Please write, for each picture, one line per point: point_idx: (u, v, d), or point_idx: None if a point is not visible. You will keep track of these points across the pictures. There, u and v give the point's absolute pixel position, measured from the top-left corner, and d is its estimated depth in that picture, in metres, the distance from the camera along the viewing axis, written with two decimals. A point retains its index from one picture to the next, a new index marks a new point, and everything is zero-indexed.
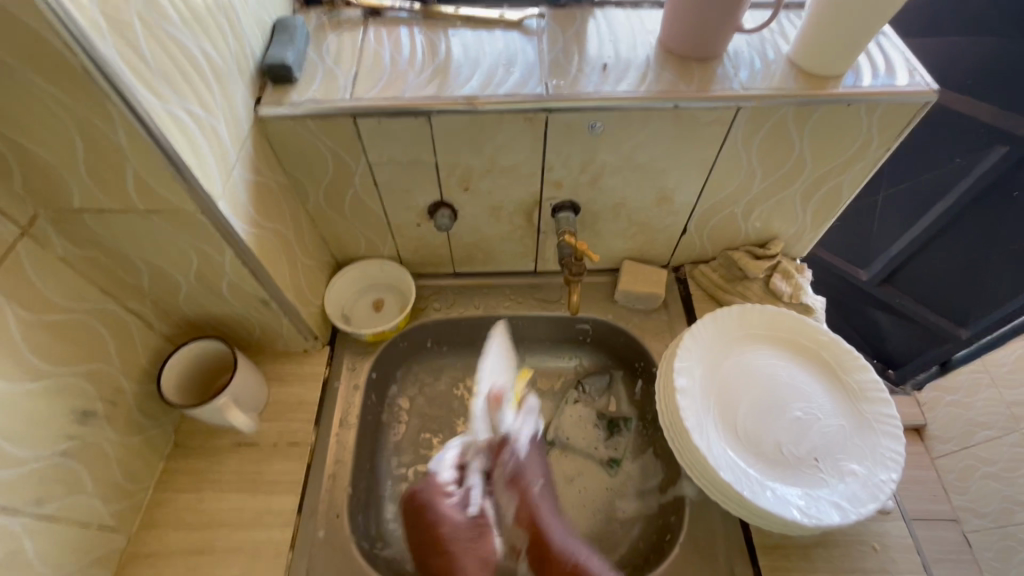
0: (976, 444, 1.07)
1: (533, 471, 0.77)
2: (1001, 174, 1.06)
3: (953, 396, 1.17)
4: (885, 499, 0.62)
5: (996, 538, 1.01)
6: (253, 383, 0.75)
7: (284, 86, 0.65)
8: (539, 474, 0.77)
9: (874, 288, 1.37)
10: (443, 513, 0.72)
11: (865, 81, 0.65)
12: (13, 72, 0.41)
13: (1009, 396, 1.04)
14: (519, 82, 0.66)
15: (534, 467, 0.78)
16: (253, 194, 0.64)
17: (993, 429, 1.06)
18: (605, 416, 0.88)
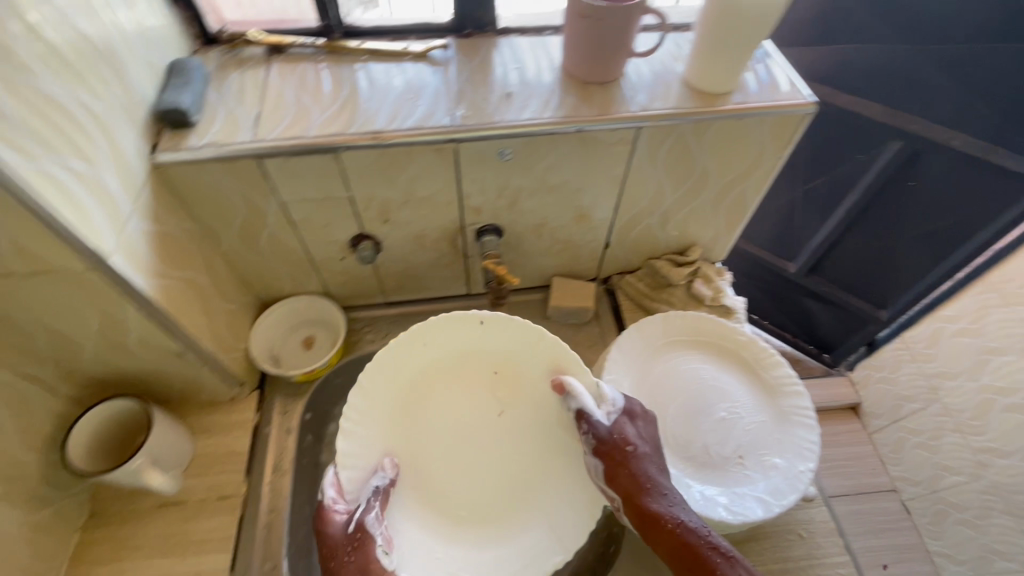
0: (905, 417, 1.13)
1: (638, 446, 0.61)
2: (897, 167, 1.16)
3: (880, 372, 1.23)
4: (804, 488, 0.66)
5: (929, 503, 1.06)
6: (174, 438, 0.71)
7: (182, 130, 0.63)
8: (645, 437, 0.62)
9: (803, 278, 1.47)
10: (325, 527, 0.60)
11: (752, 97, 0.70)
12: None
13: (929, 369, 1.10)
14: (425, 113, 0.66)
15: (640, 429, 0.62)
16: (155, 243, 0.61)
17: (917, 401, 1.11)
18: None
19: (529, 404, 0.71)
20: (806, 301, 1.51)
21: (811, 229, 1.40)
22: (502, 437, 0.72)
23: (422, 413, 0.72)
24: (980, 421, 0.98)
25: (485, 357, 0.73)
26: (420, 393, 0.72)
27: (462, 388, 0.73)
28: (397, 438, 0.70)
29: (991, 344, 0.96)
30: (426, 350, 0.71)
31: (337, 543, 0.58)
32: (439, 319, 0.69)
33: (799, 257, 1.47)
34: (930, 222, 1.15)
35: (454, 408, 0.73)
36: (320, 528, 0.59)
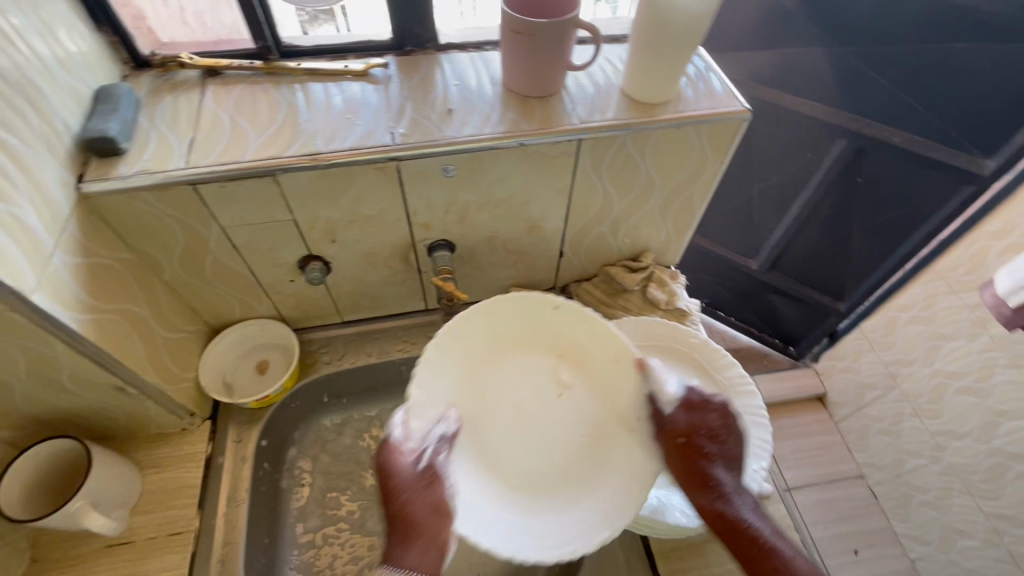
0: (869, 404, 1.19)
1: (694, 435, 0.64)
2: (844, 164, 1.20)
3: (844, 362, 1.28)
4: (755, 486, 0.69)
5: (894, 486, 1.15)
6: (117, 477, 0.69)
7: (110, 159, 0.62)
8: (702, 427, 0.64)
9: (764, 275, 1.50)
10: (392, 470, 0.60)
11: (688, 106, 0.71)
12: None
13: (887, 357, 1.14)
14: (365, 133, 0.66)
15: (700, 419, 0.64)
16: (84, 276, 0.59)
17: (878, 388, 1.17)
18: None
19: (594, 389, 0.70)
20: (768, 295, 1.54)
21: (769, 226, 1.43)
22: (564, 419, 0.69)
23: (485, 386, 0.71)
24: (937, 405, 1.03)
25: (557, 332, 0.71)
26: (490, 363, 0.72)
27: (529, 366, 0.72)
28: (465, 401, 0.69)
29: (942, 330, 1.00)
30: (498, 317, 0.71)
31: (407, 480, 0.60)
32: (513, 297, 0.70)
33: (760, 253, 1.49)
34: (878, 216, 1.19)
35: (518, 384, 0.71)
36: (390, 463, 0.60)
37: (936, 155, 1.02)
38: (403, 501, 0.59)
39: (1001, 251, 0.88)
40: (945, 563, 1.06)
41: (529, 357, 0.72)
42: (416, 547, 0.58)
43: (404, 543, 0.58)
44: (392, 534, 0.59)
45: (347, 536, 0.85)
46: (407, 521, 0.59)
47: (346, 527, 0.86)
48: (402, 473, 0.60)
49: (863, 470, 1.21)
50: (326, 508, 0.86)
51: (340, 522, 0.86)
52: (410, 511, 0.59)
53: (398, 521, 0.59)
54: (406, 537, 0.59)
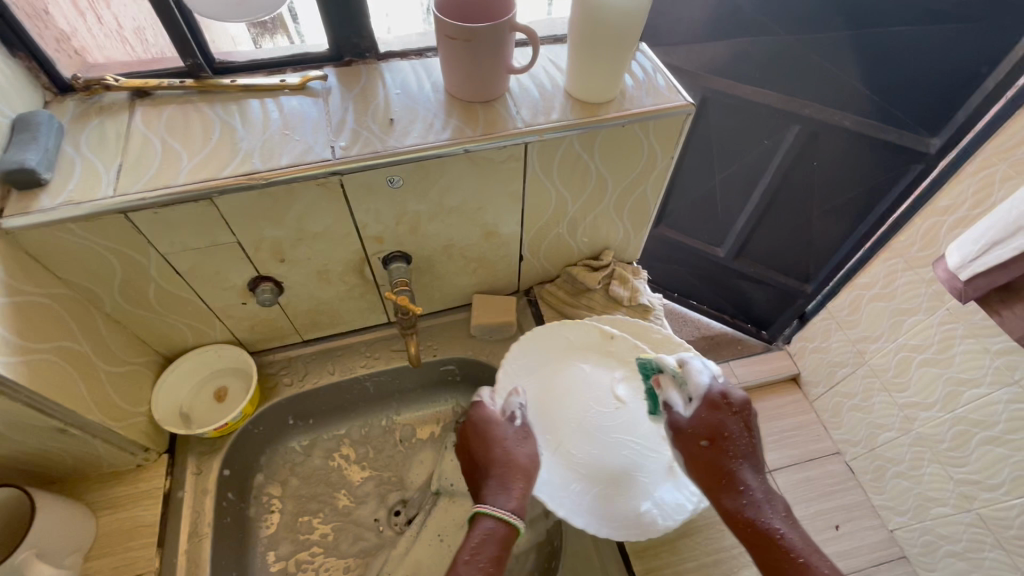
0: (841, 380, 1.20)
1: (719, 437, 0.63)
2: (800, 149, 1.22)
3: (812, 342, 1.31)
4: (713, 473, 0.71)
5: (869, 460, 1.14)
6: (66, 523, 0.65)
7: (32, 190, 0.59)
8: (727, 429, 0.64)
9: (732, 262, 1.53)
10: (485, 429, 0.68)
11: (633, 103, 0.71)
12: None
13: (853, 335, 1.17)
14: (304, 148, 0.64)
15: (724, 421, 0.64)
16: (11, 316, 0.56)
17: (848, 365, 1.18)
18: None
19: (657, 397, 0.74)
20: (737, 281, 1.57)
21: (732, 214, 1.44)
22: (632, 426, 0.72)
23: (561, 384, 0.75)
24: (903, 377, 1.05)
25: (623, 356, 0.77)
26: (568, 368, 0.76)
27: (598, 375, 0.75)
28: (540, 404, 0.74)
29: (902, 306, 1.03)
30: (562, 333, 0.78)
31: (505, 433, 0.67)
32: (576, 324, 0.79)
33: (727, 241, 1.51)
34: (834, 198, 1.24)
35: (588, 393, 0.74)
36: (484, 421, 0.68)
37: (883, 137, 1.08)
38: (504, 448, 0.66)
39: (952, 225, 0.91)
40: (922, 533, 1.05)
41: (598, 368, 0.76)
42: (511, 487, 0.62)
43: (501, 482, 0.63)
44: (489, 477, 0.64)
45: (321, 560, 0.83)
46: (506, 465, 0.64)
47: (319, 551, 0.84)
48: (494, 429, 0.67)
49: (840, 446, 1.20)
50: (297, 533, 0.84)
51: (313, 546, 0.84)
52: (509, 457, 0.65)
53: (497, 465, 0.64)
54: (502, 477, 0.63)
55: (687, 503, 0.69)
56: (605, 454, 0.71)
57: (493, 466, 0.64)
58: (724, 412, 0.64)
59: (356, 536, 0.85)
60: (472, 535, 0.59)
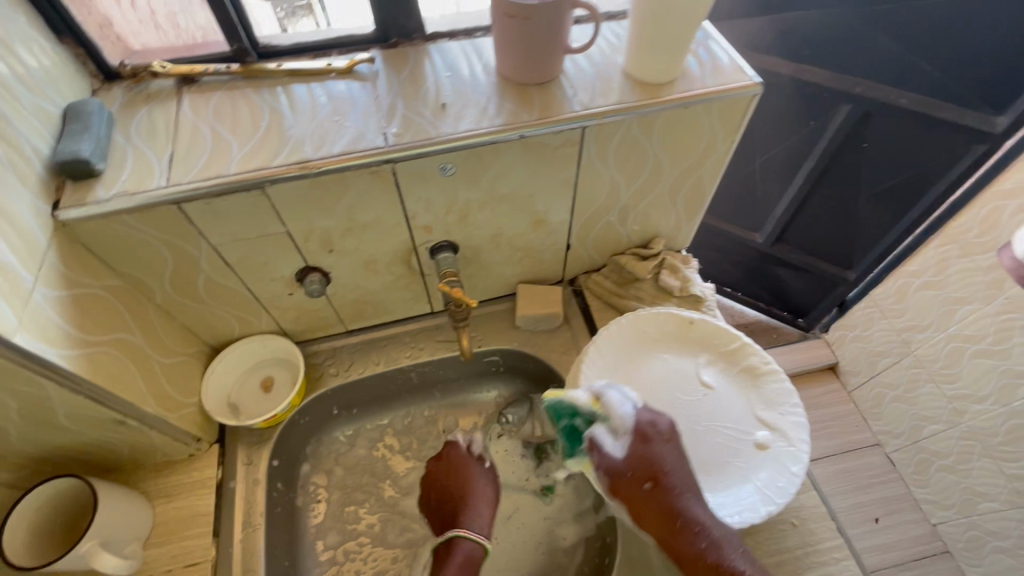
0: (882, 370, 1.17)
1: (662, 473, 0.62)
2: (850, 130, 1.14)
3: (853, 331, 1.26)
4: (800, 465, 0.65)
5: (912, 453, 1.12)
6: (126, 512, 0.66)
7: (87, 182, 0.58)
8: (665, 462, 0.62)
9: (770, 249, 1.43)
10: (463, 468, 0.81)
11: (696, 82, 0.67)
12: None
13: (899, 324, 1.11)
14: (355, 135, 0.62)
15: (661, 454, 0.62)
16: (69, 310, 0.55)
17: (892, 354, 1.14)
18: (532, 443, 0.88)
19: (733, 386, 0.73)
20: (772, 268, 1.49)
21: (772, 198, 1.37)
22: (715, 413, 0.71)
23: (637, 378, 0.73)
24: (953, 369, 1.00)
25: (703, 342, 0.76)
26: (650, 357, 0.75)
27: (674, 366, 0.75)
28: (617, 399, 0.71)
29: (954, 295, 0.97)
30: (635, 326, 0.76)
31: (473, 471, 0.81)
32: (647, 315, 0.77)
33: (764, 226, 1.42)
34: (883, 182, 1.16)
35: (665, 385, 0.73)
36: (462, 461, 0.82)
37: (940, 116, 1.00)
38: (473, 484, 0.80)
39: (1014, 211, 0.84)
40: (967, 527, 1.03)
41: (671, 359, 0.75)
42: (479, 514, 0.77)
43: (473, 511, 0.77)
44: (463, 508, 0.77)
45: (369, 550, 0.83)
46: (476, 497, 0.78)
47: (367, 541, 0.84)
48: (470, 469, 0.81)
49: (881, 438, 1.19)
50: (344, 523, 0.84)
51: (360, 536, 0.84)
52: (477, 490, 0.79)
53: (469, 497, 0.78)
54: (473, 507, 0.77)
55: (790, 487, 0.64)
56: (691, 441, 0.69)
57: (466, 498, 0.78)
58: (655, 446, 0.62)
59: (402, 527, 0.85)
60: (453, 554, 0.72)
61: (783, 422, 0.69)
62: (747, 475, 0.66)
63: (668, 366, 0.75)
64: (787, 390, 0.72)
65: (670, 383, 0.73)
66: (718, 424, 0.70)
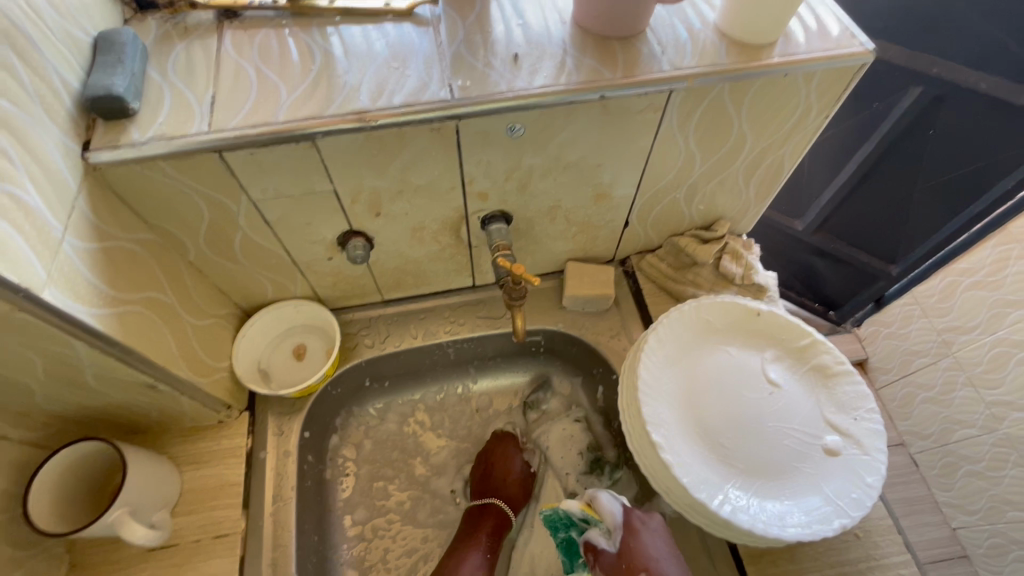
0: (915, 370, 1.05)
1: (654, 563, 0.58)
2: (917, 115, 0.96)
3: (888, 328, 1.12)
4: (873, 477, 0.61)
5: (938, 456, 1.01)
6: (155, 479, 0.63)
7: (121, 122, 0.52)
8: (654, 552, 0.59)
9: (809, 238, 1.22)
10: (514, 457, 0.82)
11: (799, 47, 0.59)
12: None
13: (940, 324, 1.00)
14: (418, 86, 0.55)
15: (648, 545, 0.59)
16: (100, 263, 0.50)
17: (928, 355, 1.03)
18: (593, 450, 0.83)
19: (801, 386, 0.67)
20: (806, 258, 1.27)
21: (818, 185, 1.15)
22: (781, 414, 0.65)
23: (699, 371, 0.68)
24: (995, 374, 0.90)
25: (771, 337, 0.71)
26: (711, 348, 0.70)
27: (737, 361, 0.69)
28: (677, 391, 0.66)
29: (1007, 297, 0.88)
30: (698, 315, 0.71)
31: (521, 460, 0.82)
32: (709, 304, 0.71)
33: (807, 212, 1.20)
34: (949, 173, 0.97)
35: (726, 381, 0.67)
36: (515, 449, 0.83)
37: None
38: (520, 474, 0.81)
39: None
40: (989, 535, 0.93)
41: (733, 353, 0.70)
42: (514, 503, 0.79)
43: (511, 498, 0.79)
44: (506, 490, 0.79)
45: (398, 528, 0.80)
46: (519, 488, 0.80)
47: (396, 518, 0.80)
48: (521, 461, 0.82)
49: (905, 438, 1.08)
50: (373, 499, 0.81)
51: (389, 513, 0.80)
52: (522, 481, 0.81)
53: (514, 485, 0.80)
54: (513, 495, 0.79)
55: (866, 499, 0.59)
56: (759, 442, 0.63)
57: (509, 479, 0.79)
58: (643, 537, 0.60)
59: (432, 507, 0.82)
60: (483, 533, 0.75)
61: (856, 428, 0.64)
62: (814, 483, 0.61)
63: (730, 359, 0.69)
64: (863, 393, 0.66)
65: (732, 378, 0.67)
66: (785, 427, 0.64)
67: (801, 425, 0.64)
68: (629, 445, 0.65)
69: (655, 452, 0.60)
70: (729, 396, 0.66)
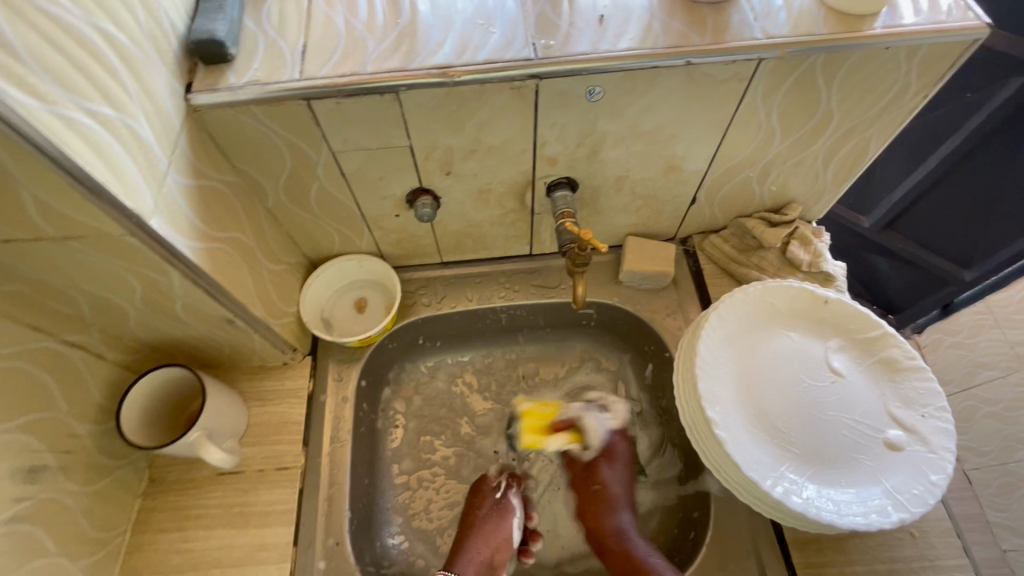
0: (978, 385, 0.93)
1: (608, 481, 0.77)
2: (1016, 110, 0.83)
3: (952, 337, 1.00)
4: (939, 476, 0.58)
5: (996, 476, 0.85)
6: (227, 409, 0.68)
7: (219, 66, 0.54)
8: (612, 475, 0.77)
9: (874, 237, 1.09)
10: (475, 505, 0.77)
11: (906, 18, 0.55)
12: None
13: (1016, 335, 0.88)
14: (502, 44, 0.55)
15: (612, 468, 0.78)
16: (196, 200, 0.54)
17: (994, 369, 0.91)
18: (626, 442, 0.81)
19: (866, 377, 0.65)
20: (867, 257, 1.14)
21: (891, 180, 1.03)
22: (841, 404, 0.63)
23: (757, 352, 0.66)
24: None
25: (837, 325, 0.68)
26: (772, 331, 0.68)
27: (797, 347, 0.67)
28: (734, 372, 0.65)
29: None
30: (763, 296, 0.69)
31: (483, 505, 0.77)
32: (774, 287, 0.69)
33: (875, 208, 1.08)
34: None
35: (785, 366, 0.66)
36: (477, 491, 0.79)
37: None
38: (478, 524, 0.75)
39: None
40: None
41: (793, 337, 0.68)
42: (478, 561, 0.73)
43: (468, 553, 0.73)
44: (463, 544, 0.74)
45: (442, 481, 0.82)
46: (480, 539, 0.74)
47: (440, 472, 0.83)
48: (482, 507, 0.77)
49: None
50: (420, 452, 0.84)
51: (434, 466, 0.83)
52: (484, 531, 0.75)
53: (471, 536, 0.74)
54: (471, 549, 0.73)
55: (928, 496, 0.57)
56: (817, 429, 0.62)
57: (471, 529, 0.75)
58: (613, 461, 0.78)
59: (476, 465, 0.84)
60: None
61: (923, 426, 0.61)
62: (871, 475, 0.59)
63: (790, 344, 0.67)
64: (934, 391, 0.63)
65: (791, 363, 0.66)
66: (844, 416, 0.62)
67: (863, 416, 0.62)
68: (681, 420, 0.64)
69: (709, 427, 0.60)
70: (787, 382, 0.65)
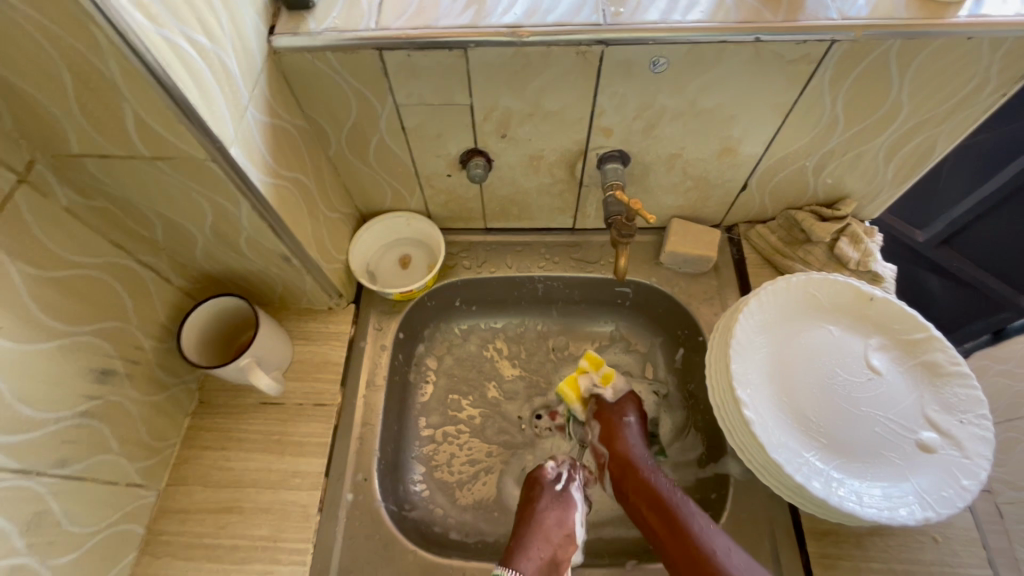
0: None
1: (624, 424, 0.77)
2: None
3: None
4: (972, 482, 0.57)
5: None
6: (276, 342, 0.72)
7: (301, 12, 0.57)
8: (625, 414, 0.78)
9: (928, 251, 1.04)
10: (536, 497, 0.74)
11: (993, 8, 0.53)
12: (11, 10, 0.36)
13: None
14: (572, 8, 0.56)
15: (625, 409, 0.78)
16: (269, 136, 0.57)
17: None
18: (647, 424, 0.84)
19: (904, 378, 0.64)
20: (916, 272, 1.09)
21: (955, 192, 0.98)
22: (875, 403, 0.62)
23: (792, 343, 0.66)
24: None
25: (880, 324, 0.67)
26: (809, 323, 0.67)
27: (835, 342, 0.66)
28: (767, 358, 0.65)
29: None
30: (804, 288, 0.68)
31: (544, 497, 0.74)
32: (819, 279, 0.68)
33: (934, 222, 1.03)
34: None
35: (819, 359, 0.65)
36: (538, 480, 0.76)
37: None
38: (542, 513, 0.72)
39: None
40: None
41: (831, 332, 0.67)
42: (539, 558, 0.68)
43: (529, 548, 0.68)
44: (523, 539, 0.69)
45: (466, 439, 0.85)
46: (541, 533, 0.70)
47: (465, 430, 0.85)
48: (543, 497, 0.74)
49: None
50: (447, 408, 0.87)
51: (459, 424, 0.86)
52: (545, 526, 0.71)
53: (531, 531, 0.70)
54: (532, 544, 0.69)
55: (958, 500, 0.56)
56: (848, 422, 0.61)
57: (533, 524, 0.71)
58: (624, 402, 0.79)
59: (500, 427, 0.86)
60: None
61: (961, 432, 0.60)
62: (899, 472, 0.59)
63: (827, 338, 0.66)
64: (976, 399, 0.61)
65: (827, 357, 0.65)
66: (876, 414, 0.62)
67: (897, 416, 0.62)
68: (710, 400, 0.65)
69: (737, 407, 0.60)
70: (820, 374, 0.64)
